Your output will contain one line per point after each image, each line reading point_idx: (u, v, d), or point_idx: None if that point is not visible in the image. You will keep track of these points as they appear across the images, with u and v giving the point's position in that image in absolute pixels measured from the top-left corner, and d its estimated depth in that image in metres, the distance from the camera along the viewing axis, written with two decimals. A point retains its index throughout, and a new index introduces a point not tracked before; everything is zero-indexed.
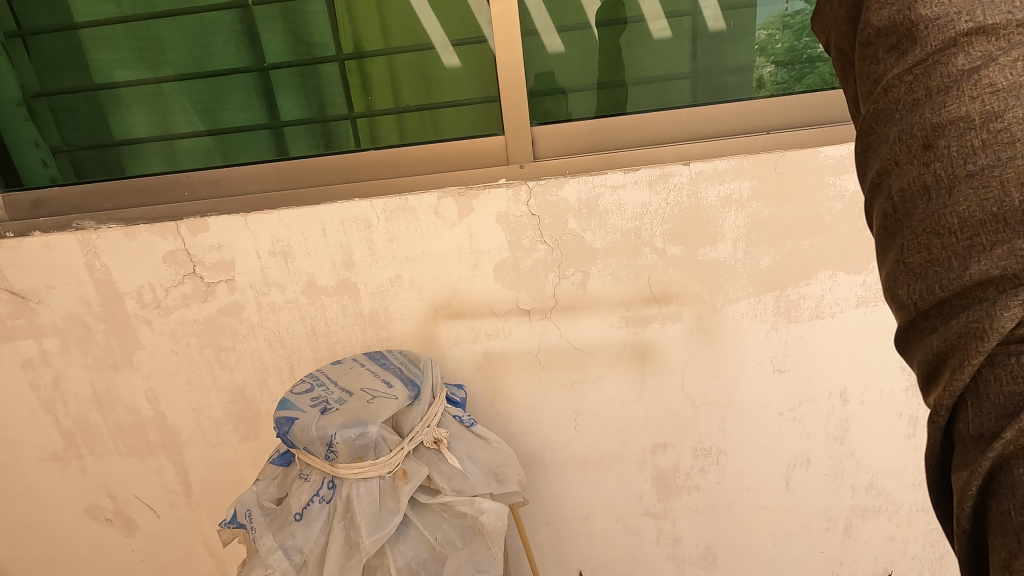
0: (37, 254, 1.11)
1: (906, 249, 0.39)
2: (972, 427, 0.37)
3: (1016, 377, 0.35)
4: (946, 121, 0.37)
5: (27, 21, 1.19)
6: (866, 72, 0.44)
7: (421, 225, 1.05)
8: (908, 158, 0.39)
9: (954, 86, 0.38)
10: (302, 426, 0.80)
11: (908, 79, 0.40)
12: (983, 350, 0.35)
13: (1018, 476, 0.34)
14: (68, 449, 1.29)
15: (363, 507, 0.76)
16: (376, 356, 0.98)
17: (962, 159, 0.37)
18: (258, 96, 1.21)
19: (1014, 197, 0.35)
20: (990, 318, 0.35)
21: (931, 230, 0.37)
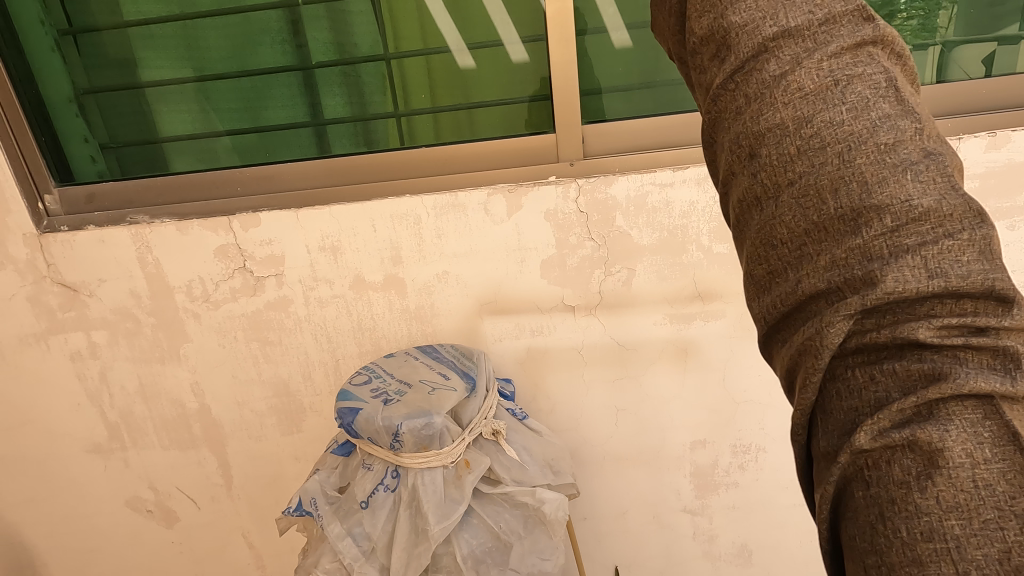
0: (90, 248, 1.13)
1: (750, 262, 0.40)
2: (821, 444, 0.37)
3: (850, 393, 0.36)
4: (765, 128, 0.39)
5: (76, 19, 1.17)
6: (699, 80, 0.46)
7: (470, 222, 1.07)
8: (739, 168, 0.40)
9: (766, 93, 0.39)
10: (367, 416, 0.81)
11: (731, 87, 0.42)
12: (819, 367, 0.36)
13: (859, 499, 0.35)
14: (112, 441, 1.31)
15: (429, 496, 0.78)
16: (429, 350, 0.99)
17: (782, 167, 0.38)
18: (301, 94, 1.22)
19: (829, 204, 0.36)
20: (820, 334, 0.36)
21: (764, 241, 0.39)
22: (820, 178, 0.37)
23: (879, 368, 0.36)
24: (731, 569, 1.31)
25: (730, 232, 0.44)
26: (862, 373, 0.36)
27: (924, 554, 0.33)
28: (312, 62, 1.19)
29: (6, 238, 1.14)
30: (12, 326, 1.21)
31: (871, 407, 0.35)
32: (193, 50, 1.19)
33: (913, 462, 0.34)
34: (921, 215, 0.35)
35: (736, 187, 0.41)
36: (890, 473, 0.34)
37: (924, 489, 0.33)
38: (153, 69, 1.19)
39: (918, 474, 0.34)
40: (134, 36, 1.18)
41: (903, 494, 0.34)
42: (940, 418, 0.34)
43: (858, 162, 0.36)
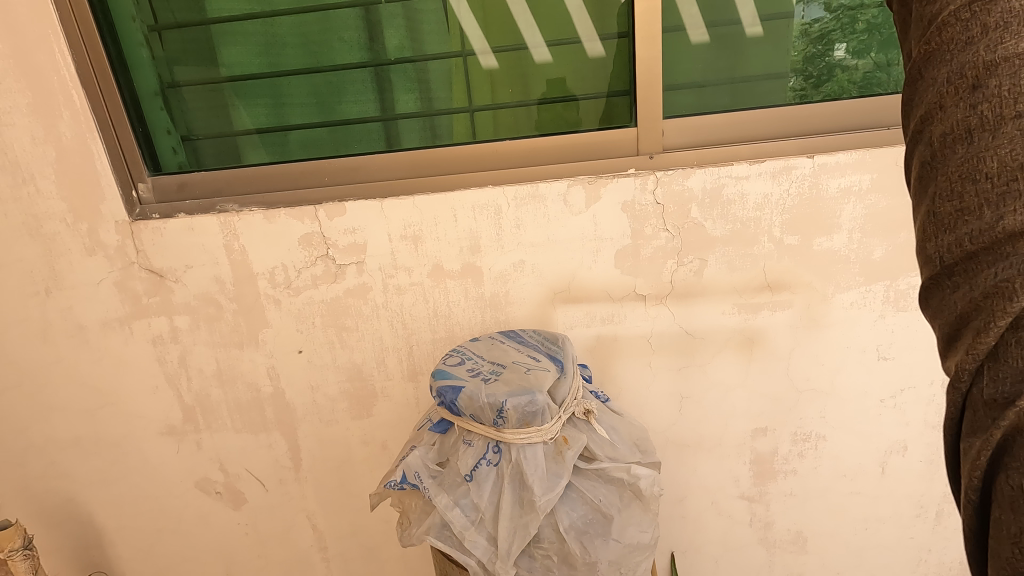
0: (179, 235, 1.18)
1: (940, 198, 0.42)
2: (988, 390, 0.39)
3: None
4: (1001, 59, 0.40)
5: (163, 16, 1.19)
6: (920, 14, 0.47)
7: (549, 213, 1.12)
8: (954, 100, 0.42)
9: (1012, 23, 0.40)
10: (471, 394, 0.85)
11: (965, 17, 0.43)
12: (1010, 311, 0.37)
13: None
14: (186, 424, 1.36)
15: (533, 470, 0.82)
16: (513, 335, 1.03)
17: (1011, 99, 0.39)
18: (372, 89, 1.22)
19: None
20: (1022, 275, 0.37)
21: (967, 175, 0.41)
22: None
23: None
24: (787, 556, 1.34)
25: (915, 172, 0.46)
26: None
27: None
28: (386, 59, 1.20)
29: (99, 225, 1.18)
30: (98, 311, 1.26)
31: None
32: (270, 47, 1.20)
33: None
34: None
35: (944, 120, 0.43)
36: None
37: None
38: (235, 63, 1.22)
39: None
40: (216, 32, 1.20)
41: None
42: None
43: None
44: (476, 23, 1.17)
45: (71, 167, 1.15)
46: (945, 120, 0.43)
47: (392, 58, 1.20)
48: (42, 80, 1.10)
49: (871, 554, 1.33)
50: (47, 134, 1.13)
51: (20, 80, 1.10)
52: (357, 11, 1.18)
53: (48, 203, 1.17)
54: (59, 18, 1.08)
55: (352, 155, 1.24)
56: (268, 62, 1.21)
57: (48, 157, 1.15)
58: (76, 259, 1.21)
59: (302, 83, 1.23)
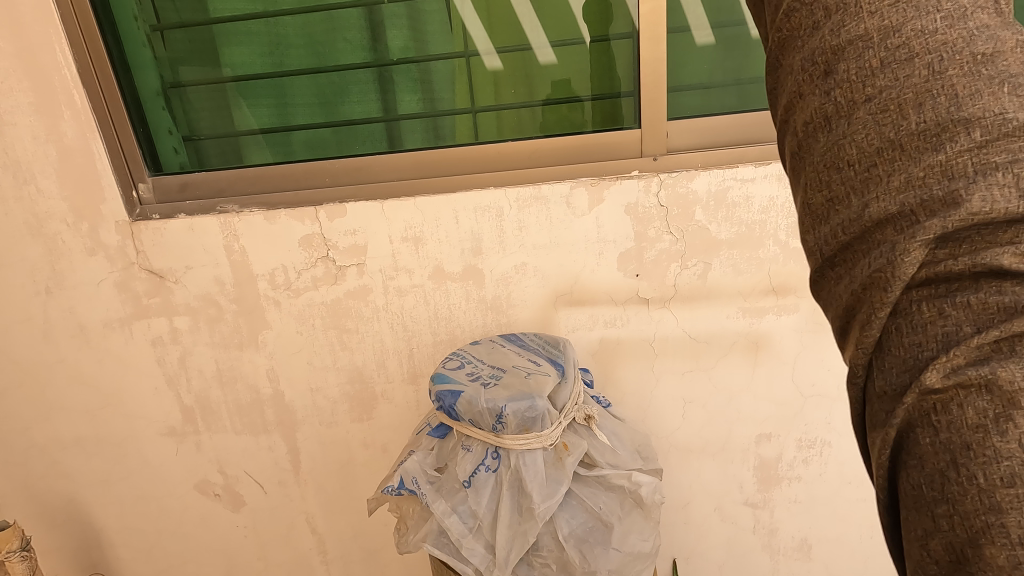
0: (180, 235, 1.17)
1: (810, 189, 0.42)
2: (878, 384, 0.39)
3: (914, 328, 0.37)
4: (846, 43, 0.40)
5: (165, 16, 1.18)
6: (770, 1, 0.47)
7: (551, 215, 1.10)
8: (811, 88, 0.41)
9: (851, 5, 0.41)
10: (470, 398, 0.83)
11: (809, 1, 0.43)
12: (888, 299, 0.37)
13: (925, 446, 0.37)
14: (186, 425, 1.35)
15: (532, 476, 0.80)
16: (513, 338, 1.02)
17: (860, 83, 0.39)
18: (374, 89, 1.21)
19: (910, 120, 0.38)
20: (893, 265, 0.37)
21: (831, 165, 0.40)
22: (902, 94, 0.38)
23: (950, 301, 0.37)
24: (791, 564, 1.32)
25: (787, 163, 0.45)
26: (930, 307, 0.37)
27: (1003, 500, 0.34)
28: (387, 59, 1.19)
29: (99, 225, 1.18)
30: (99, 311, 1.25)
31: (939, 344, 0.36)
32: (273, 47, 1.20)
33: (988, 404, 0.35)
34: (1012, 132, 0.36)
35: (804, 108, 0.42)
36: (963, 416, 0.35)
37: (1003, 432, 0.34)
38: (239, 63, 1.21)
39: (994, 417, 0.35)
40: (219, 32, 1.20)
41: (979, 440, 0.35)
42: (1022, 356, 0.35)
43: (949, 75, 0.38)
44: (481, 23, 1.16)
45: (71, 167, 1.15)
46: (806, 108, 0.42)
47: (396, 58, 1.19)
48: (44, 79, 1.09)
49: (877, 562, 1.31)
50: (49, 133, 1.12)
51: (22, 79, 1.09)
52: (361, 11, 1.17)
53: (49, 202, 1.17)
54: (61, 18, 1.08)
55: (355, 155, 1.23)
56: (272, 62, 1.20)
57: (49, 157, 1.14)
58: (77, 259, 1.21)
59: (307, 83, 1.22)
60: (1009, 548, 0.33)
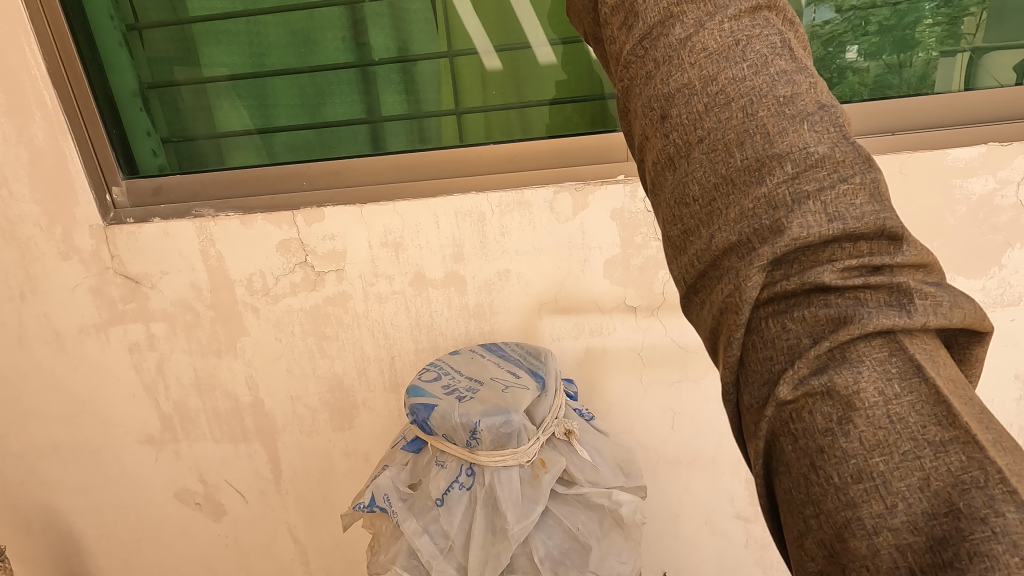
0: (154, 240, 1.14)
1: (668, 223, 0.48)
2: (746, 398, 0.44)
3: (766, 344, 0.43)
4: (674, 90, 0.47)
5: (143, 14, 1.15)
6: (612, 53, 0.53)
7: (535, 220, 1.06)
8: (652, 132, 0.48)
9: (675, 56, 0.47)
10: (443, 413, 0.80)
11: (641, 53, 0.49)
12: (739, 321, 0.43)
13: (789, 453, 0.41)
14: (165, 433, 1.32)
15: (507, 495, 0.77)
16: (495, 348, 0.99)
17: (693, 126, 0.46)
18: (358, 90, 1.18)
19: (736, 157, 0.44)
20: (739, 292, 0.42)
21: (680, 201, 0.46)
22: (726, 135, 0.45)
23: (790, 318, 0.42)
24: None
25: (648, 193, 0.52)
26: (775, 324, 0.42)
27: (856, 495, 0.38)
28: (371, 59, 1.16)
29: (73, 229, 1.15)
30: (74, 317, 1.22)
31: (787, 357, 0.42)
32: (254, 47, 1.17)
33: (831, 408, 0.40)
34: (816, 161, 0.43)
35: (652, 149, 0.49)
36: (814, 421, 0.40)
37: (847, 433, 0.39)
38: (218, 64, 1.18)
39: (839, 419, 0.40)
40: (198, 32, 1.17)
41: (829, 442, 0.40)
42: (851, 361, 0.40)
43: (759, 116, 0.44)
44: (478, 21, 1.12)
45: (41, 170, 1.11)
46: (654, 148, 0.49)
47: (380, 58, 1.16)
48: (14, 79, 1.06)
49: None
50: (19, 135, 1.09)
51: None
52: (343, 10, 1.14)
53: (21, 206, 1.14)
54: (30, 18, 1.03)
55: (337, 157, 1.20)
56: (251, 62, 1.17)
57: (20, 159, 1.10)
58: (51, 263, 1.18)
59: (289, 83, 1.19)
60: (867, 537, 0.37)
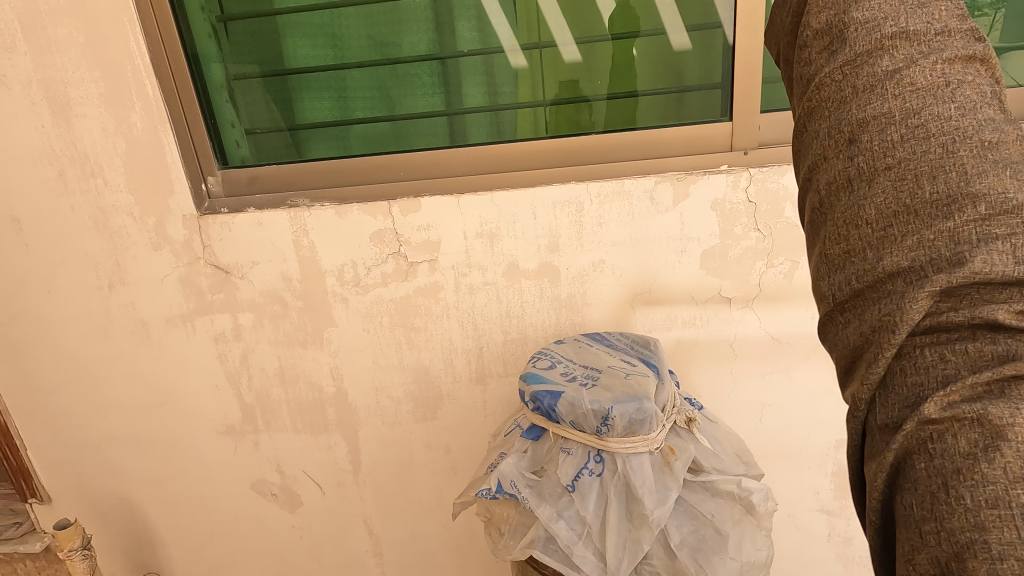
0: (248, 230, 1.15)
1: (829, 242, 0.47)
2: (880, 417, 0.44)
3: (918, 369, 0.43)
4: (869, 118, 0.46)
5: (229, 5, 1.13)
6: (801, 72, 0.52)
7: (634, 210, 1.07)
8: (835, 153, 0.47)
9: (879, 86, 0.46)
10: (572, 400, 0.80)
11: (839, 78, 0.48)
12: (894, 341, 0.43)
13: (919, 470, 0.42)
14: (245, 424, 1.33)
15: (642, 481, 0.77)
16: (599, 337, 0.99)
17: (882, 152, 0.45)
18: (440, 83, 1.16)
19: (924, 189, 0.43)
20: (901, 311, 0.42)
21: (852, 222, 0.45)
22: (919, 167, 0.44)
23: (950, 348, 0.42)
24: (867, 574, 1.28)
25: (807, 218, 0.50)
26: (932, 352, 0.43)
27: (987, 519, 0.39)
28: (455, 50, 1.13)
29: (166, 219, 1.16)
30: (161, 307, 1.23)
31: (939, 383, 0.42)
32: (336, 39, 1.14)
33: (979, 436, 0.40)
34: (1010, 209, 0.42)
35: (828, 170, 0.48)
36: (956, 444, 0.41)
37: (992, 460, 0.39)
38: (300, 56, 1.15)
39: (984, 447, 0.40)
40: (281, 24, 1.14)
41: (969, 465, 0.40)
42: (1012, 398, 0.40)
43: (960, 154, 0.43)
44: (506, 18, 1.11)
45: (138, 160, 1.12)
46: (829, 170, 0.48)
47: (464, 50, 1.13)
48: (115, 69, 1.06)
49: None
50: (119, 125, 1.10)
51: (94, 69, 1.06)
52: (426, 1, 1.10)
53: (116, 196, 1.15)
54: (136, 7, 1.04)
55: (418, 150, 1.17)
56: (332, 53, 1.15)
57: (117, 149, 1.11)
58: (141, 253, 1.19)
59: (369, 75, 1.16)
60: (990, 562, 0.38)
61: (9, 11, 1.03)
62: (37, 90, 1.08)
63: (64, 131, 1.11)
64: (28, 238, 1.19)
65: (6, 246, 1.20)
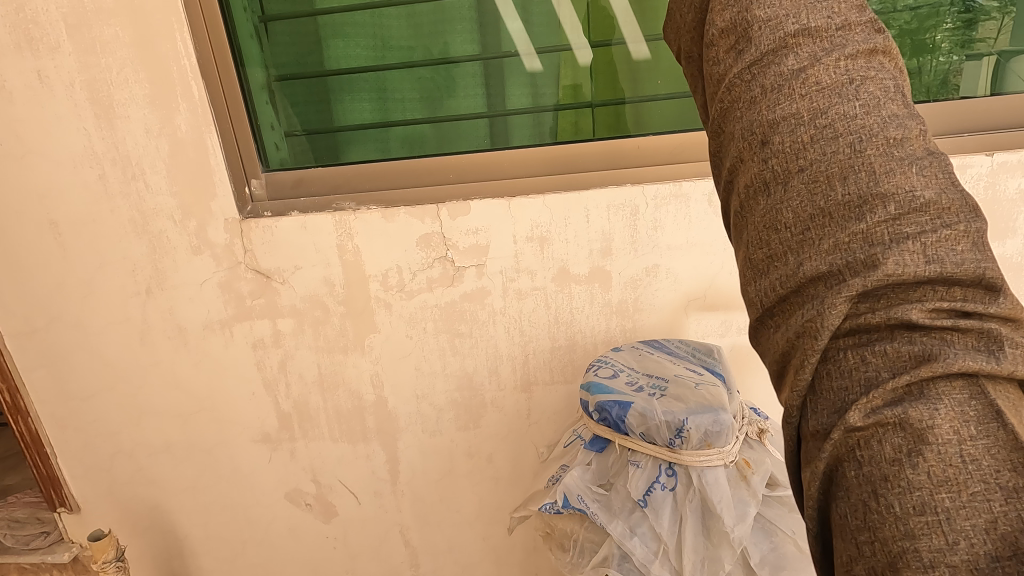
0: (292, 234, 1.13)
1: (752, 246, 0.45)
2: (812, 424, 0.43)
3: (842, 372, 0.41)
4: (780, 118, 0.44)
5: (271, 5, 1.09)
6: (712, 72, 0.50)
7: (691, 213, 1.05)
8: (751, 155, 0.45)
9: (785, 85, 0.44)
10: (642, 410, 0.76)
11: (748, 78, 0.47)
12: (817, 346, 0.41)
13: (850, 478, 0.40)
14: (282, 431, 1.30)
15: (720, 496, 0.74)
16: (658, 345, 0.96)
17: (794, 154, 0.43)
18: (484, 85, 1.11)
19: (836, 191, 0.42)
20: (821, 315, 0.41)
21: (771, 225, 0.44)
22: (829, 168, 0.42)
23: (871, 350, 0.41)
24: None
25: (733, 219, 0.49)
26: (854, 354, 0.41)
27: (916, 527, 0.38)
28: (500, 51, 1.09)
29: (208, 223, 1.14)
30: (199, 313, 1.21)
31: (863, 388, 0.40)
32: (378, 39, 1.10)
33: (902, 440, 0.39)
34: (920, 206, 0.40)
35: (746, 173, 0.46)
36: (882, 450, 0.39)
37: (915, 464, 0.38)
38: (340, 57, 1.11)
39: (908, 451, 0.39)
40: (323, 24, 1.10)
41: (895, 471, 0.39)
42: (929, 398, 0.39)
43: (867, 153, 0.42)
44: (513, 22, 1.07)
45: (181, 162, 1.10)
46: (747, 172, 0.46)
47: (509, 50, 1.09)
48: (159, 69, 1.05)
49: None
50: (163, 126, 1.08)
51: (138, 70, 1.05)
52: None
53: (157, 199, 1.13)
54: (185, 6, 1.02)
55: (461, 153, 1.12)
56: (374, 54, 1.11)
57: (160, 151, 1.10)
58: (181, 258, 1.17)
59: (410, 77, 1.12)
60: (923, 571, 0.36)
61: (55, 11, 1.03)
62: (80, 91, 1.07)
63: (107, 133, 1.09)
64: (66, 241, 1.17)
65: (45, 250, 1.18)
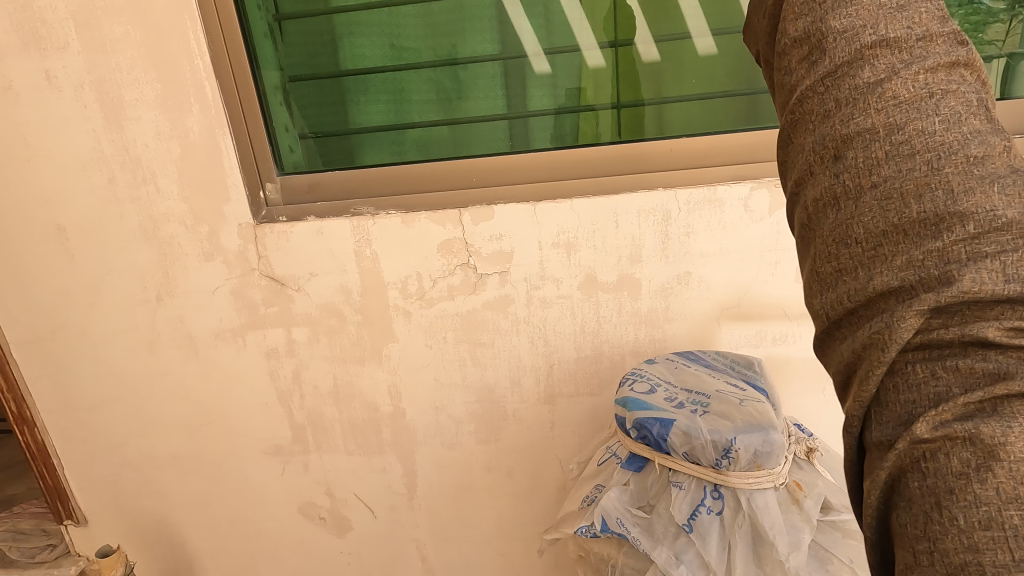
0: (307, 240, 1.09)
1: (818, 260, 0.41)
2: (874, 434, 0.39)
3: (910, 386, 0.37)
4: (854, 133, 0.39)
5: (284, 4, 1.05)
6: (782, 82, 0.45)
7: (724, 218, 1.01)
8: (820, 168, 0.41)
9: (860, 99, 0.40)
10: (685, 428, 0.72)
11: (820, 90, 0.41)
12: (885, 359, 0.37)
13: (913, 487, 0.37)
14: (295, 444, 1.25)
15: (771, 521, 0.69)
16: (693, 357, 0.91)
17: (867, 169, 0.39)
18: (504, 85, 1.07)
19: (911, 209, 0.37)
20: (890, 328, 0.37)
21: (839, 241, 0.39)
22: (904, 185, 0.38)
23: (941, 365, 0.37)
24: None
25: (796, 233, 0.44)
26: (923, 368, 0.37)
27: (980, 541, 0.34)
28: (521, 51, 1.05)
29: (220, 228, 1.09)
30: (210, 321, 1.16)
31: (931, 402, 0.36)
32: (395, 38, 1.06)
33: (971, 455, 0.35)
34: (1001, 226, 0.36)
35: (813, 187, 0.42)
36: (948, 464, 0.36)
37: (983, 479, 0.34)
38: (356, 57, 1.07)
39: (976, 466, 0.35)
40: (338, 23, 1.06)
41: (961, 484, 0.35)
42: (1004, 415, 0.35)
43: (946, 171, 0.37)
44: (536, 21, 1.03)
45: (193, 166, 1.06)
46: (814, 186, 0.41)
47: (531, 50, 1.04)
48: (171, 70, 1.01)
49: None
50: (174, 129, 1.04)
51: (149, 71, 1.01)
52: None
53: (167, 204, 1.09)
54: (199, 4, 0.98)
55: (481, 157, 1.08)
56: (391, 54, 1.07)
57: (171, 154, 1.06)
58: (192, 264, 1.12)
59: (427, 77, 1.08)
60: None
61: (64, 9, 0.99)
62: (89, 92, 1.03)
63: (116, 136, 1.05)
64: (73, 247, 1.13)
65: (51, 256, 1.14)
